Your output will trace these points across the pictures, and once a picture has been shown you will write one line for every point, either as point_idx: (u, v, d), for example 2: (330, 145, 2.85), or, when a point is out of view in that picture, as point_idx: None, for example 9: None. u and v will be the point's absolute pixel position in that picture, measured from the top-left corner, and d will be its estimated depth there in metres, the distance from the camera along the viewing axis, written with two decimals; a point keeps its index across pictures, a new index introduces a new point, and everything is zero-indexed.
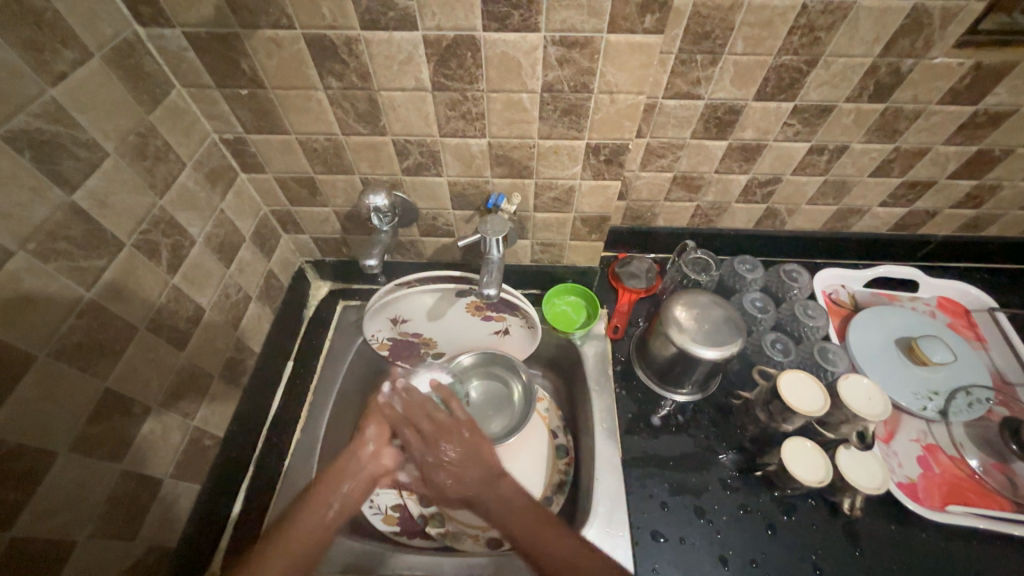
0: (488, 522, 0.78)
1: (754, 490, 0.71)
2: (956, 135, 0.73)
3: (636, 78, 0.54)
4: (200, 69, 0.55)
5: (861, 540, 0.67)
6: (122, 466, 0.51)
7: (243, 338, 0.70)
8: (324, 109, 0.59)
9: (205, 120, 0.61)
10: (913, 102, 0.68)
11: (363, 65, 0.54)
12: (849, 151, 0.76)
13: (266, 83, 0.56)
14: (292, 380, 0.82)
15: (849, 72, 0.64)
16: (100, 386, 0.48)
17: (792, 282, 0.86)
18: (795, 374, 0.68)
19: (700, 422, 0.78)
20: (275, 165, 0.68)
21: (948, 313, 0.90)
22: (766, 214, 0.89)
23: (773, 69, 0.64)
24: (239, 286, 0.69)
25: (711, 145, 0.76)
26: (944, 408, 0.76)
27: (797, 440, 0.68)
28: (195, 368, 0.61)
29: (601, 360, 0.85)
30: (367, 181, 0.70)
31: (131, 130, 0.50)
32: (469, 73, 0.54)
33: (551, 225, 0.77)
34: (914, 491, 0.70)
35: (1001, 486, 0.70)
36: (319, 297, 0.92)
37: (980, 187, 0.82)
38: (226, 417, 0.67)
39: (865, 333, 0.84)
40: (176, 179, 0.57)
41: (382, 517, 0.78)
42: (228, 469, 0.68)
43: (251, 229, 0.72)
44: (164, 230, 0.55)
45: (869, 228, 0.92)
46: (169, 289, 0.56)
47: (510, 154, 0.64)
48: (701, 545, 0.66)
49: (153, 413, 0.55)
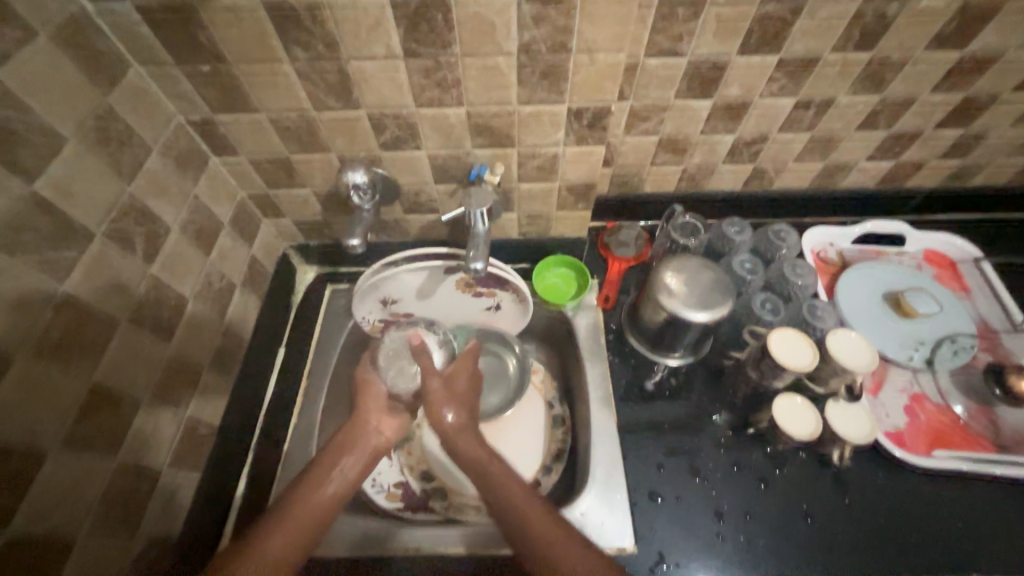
0: (490, 493, 0.80)
1: (747, 447, 0.73)
2: (943, 83, 0.71)
3: (615, 35, 0.52)
4: (156, 45, 0.52)
5: (850, 488, 0.69)
6: (117, 459, 0.50)
7: (230, 326, 0.70)
8: (293, 84, 0.57)
9: (168, 102, 0.58)
10: (899, 50, 0.66)
11: (330, 34, 0.51)
12: (835, 105, 0.75)
13: (228, 58, 0.53)
14: (284, 367, 0.81)
15: (834, 20, 0.62)
16: (85, 381, 0.47)
17: (781, 242, 0.86)
18: (785, 332, 0.68)
19: (693, 385, 0.79)
20: (248, 147, 0.65)
21: (934, 266, 0.91)
22: (754, 174, 0.88)
23: (756, 20, 0.62)
24: (222, 274, 0.68)
25: (696, 105, 0.74)
26: (930, 357, 0.78)
27: (787, 396, 0.69)
28: (184, 359, 0.60)
29: (593, 329, 0.86)
30: (345, 159, 0.68)
31: (89, 114, 0.48)
32: (442, 37, 0.52)
33: (537, 196, 0.76)
34: (901, 439, 0.72)
35: (984, 429, 0.72)
36: (306, 282, 0.90)
37: (967, 136, 0.81)
38: (220, 406, 0.67)
39: (853, 289, 0.84)
40: (143, 165, 0.55)
41: (384, 494, 0.80)
42: (227, 456, 0.68)
43: (229, 215, 0.70)
44: (136, 219, 0.53)
45: (856, 184, 0.92)
46: (147, 279, 0.55)
47: (490, 123, 0.62)
48: (697, 502, 0.68)
49: (144, 405, 0.54)
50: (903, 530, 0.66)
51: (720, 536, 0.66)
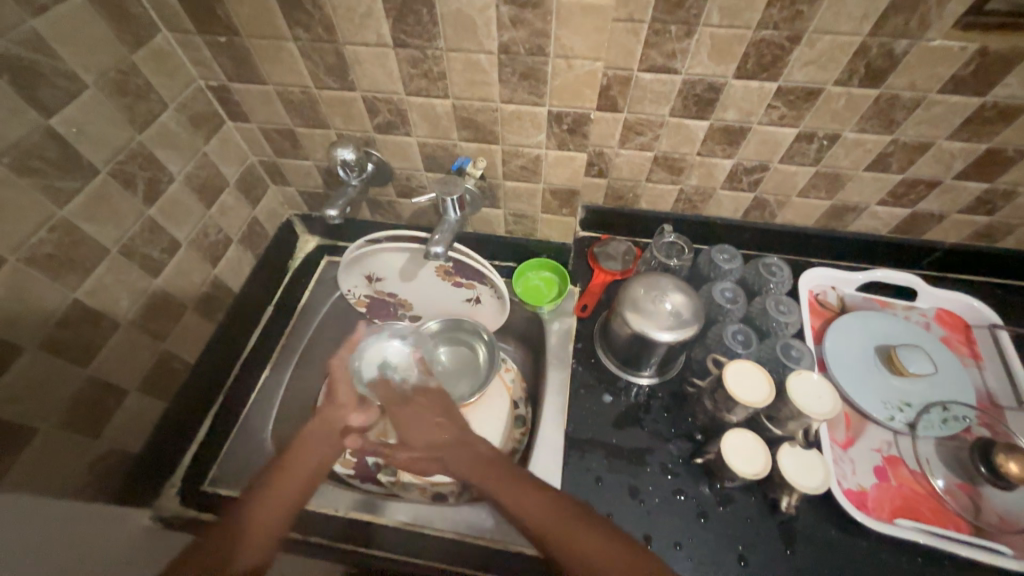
0: (436, 478, 0.82)
1: (694, 478, 0.70)
2: (961, 130, 0.67)
3: (591, 43, 0.53)
4: (181, 13, 0.59)
5: (795, 541, 0.65)
6: (87, 371, 0.57)
7: (220, 277, 0.76)
8: (296, 61, 0.62)
9: (192, 67, 0.65)
10: (910, 89, 0.63)
11: (327, 18, 0.56)
12: (841, 140, 0.72)
13: (241, 32, 0.59)
14: (269, 323, 0.87)
15: (836, 52, 0.60)
16: (68, 296, 0.53)
17: (770, 276, 0.82)
18: (742, 364, 0.66)
19: (653, 406, 0.78)
20: (258, 116, 0.72)
21: (945, 327, 0.84)
22: (754, 203, 0.86)
23: (752, 44, 0.61)
24: (220, 227, 0.74)
25: (691, 125, 0.74)
26: (913, 421, 0.72)
27: (738, 430, 0.67)
28: (169, 296, 0.66)
29: (563, 337, 0.87)
30: (342, 137, 0.72)
31: (113, 67, 0.55)
32: (427, 29, 0.55)
33: (521, 195, 0.77)
34: (863, 500, 0.68)
35: (963, 507, 0.66)
36: (305, 251, 0.96)
37: (992, 192, 0.75)
38: (197, 347, 0.73)
39: (843, 337, 0.80)
40: (157, 118, 0.61)
41: (339, 459, 0.84)
42: (196, 393, 0.74)
43: (236, 176, 0.76)
44: (142, 164, 0.60)
45: (868, 228, 0.87)
46: (145, 219, 0.61)
47: (474, 117, 0.65)
48: (628, 522, 0.67)
49: (122, 329, 0.60)
50: None
51: None
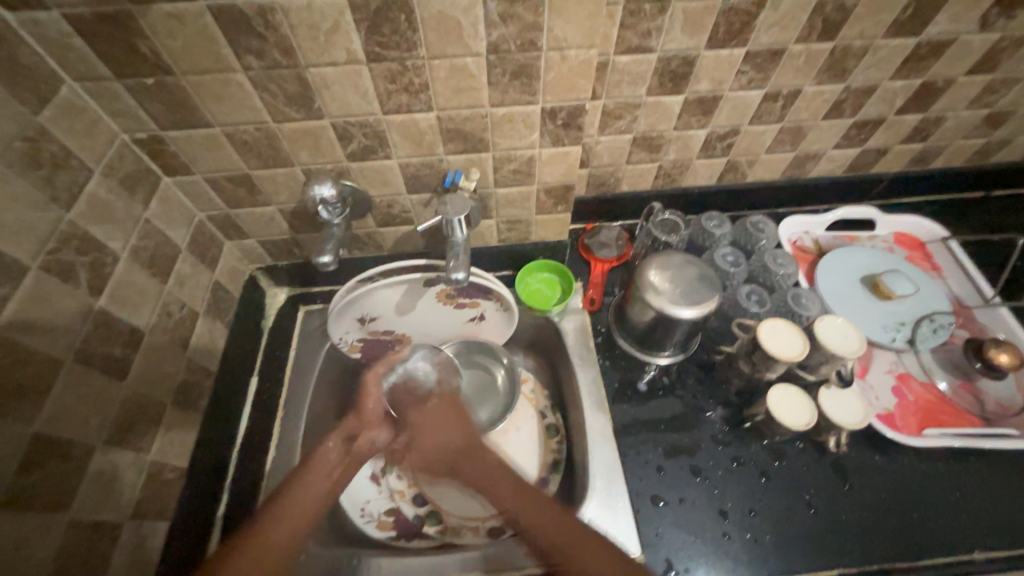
0: (485, 512, 0.76)
1: (744, 441, 0.72)
2: (901, 69, 0.73)
3: (586, 30, 0.51)
4: (92, 57, 0.48)
5: (849, 474, 0.69)
6: (70, 515, 0.45)
7: (195, 358, 0.64)
8: (247, 94, 0.53)
9: (110, 119, 0.54)
10: (859, 38, 0.68)
11: (285, 39, 0.48)
12: (802, 95, 0.76)
13: (175, 69, 0.50)
14: (258, 396, 0.76)
15: (797, 11, 0.63)
16: (25, 433, 0.42)
17: (760, 233, 0.86)
18: (773, 322, 0.68)
19: (686, 382, 0.78)
20: (203, 165, 0.61)
21: (906, 248, 0.93)
22: (727, 167, 0.89)
23: (722, 13, 0.62)
24: (182, 302, 0.63)
25: (667, 101, 0.74)
26: (912, 337, 0.79)
27: (781, 386, 0.69)
28: (143, 397, 0.55)
29: (580, 333, 0.84)
30: (310, 173, 0.64)
31: (16, 134, 0.44)
32: (406, 38, 0.49)
33: (514, 200, 0.73)
34: (892, 421, 0.73)
35: (969, 404, 0.74)
36: (276, 305, 0.85)
37: (926, 120, 0.84)
38: (187, 446, 0.61)
39: (832, 275, 0.85)
40: (84, 188, 0.50)
41: (375, 524, 0.75)
42: (198, 500, 0.62)
43: (187, 238, 0.65)
44: (78, 247, 0.48)
45: (826, 171, 0.93)
46: (96, 313, 0.50)
47: (462, 127, 0.60)
48: (701, 503, 0.66)
49: (100, 452, 0.49)
50: (904, 512, 0.66)
51: (727, 536, 0.64)
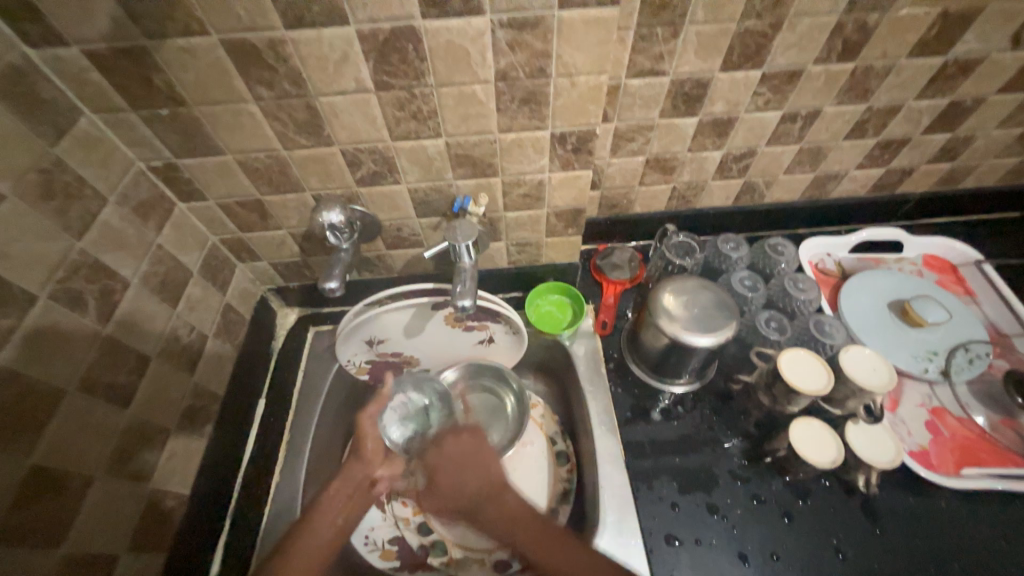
0: (492, 544, 0.74)
1: (765, 477, 0.68)
2: (927, 89, 0.71)
3: (596, 57, 0.50)
4: (108, 90, 0.49)
5: (880, 517, 0.65)
6: (63, 550, 0.44)
7: (202, 382, 0.64)
8: (258, 123, 0.54)
9: (127, 148, 0.55)
10: (882, 58, 0.65)
11: (294, 70, 0.48)
12: (822, 115, 0.73)
13: (187, 100, 0.50)
14: (264, 420, 0.75)
15: (815, 32, 0.61)
16: (22, 466, 0.42)
17: (779, 256, 0.83)
18: (795, 352, 0.65)
19: (702, 412, 0.75)
20: (216, 190, 0.62)
21: (936, 271, 0.88)
22: (745, 188, 0.86)
23: (737, 36, 0.61)
24: (191, 326, 0.63)
25: (681, 123, 0.72)
26: (945, 368, 0.74)
27: (804, 420, 0.65)
28: (148, 424, 0.55)
29: (592, 358, 0.81)
30: (320, 198, 0.64)
31: (31, 167, 0.44)
32: (415, 68, 0.49)
33: (525, 223, 0.72)
34: (927, 459, 0.68)
35: (1013, 442, 0.68)
36: (286, 326, 0.85)
37: (955, 140, 0.80)
38: (191, 473, 0.61)
39: (857, 300, 0.81)
40: (96, 217, 0.51)
41: (379, 553, 0.73)
42: (199, 528, 0.61)
43: (198, 262, 0.66)
44: (88, 275, 0.49)
45: (848, 192, 0.90)
46: (102, 341, 0.50)
47: (471, 152, 0.60)
48: (719, 544, 0.63)
49: (98, 482, 0.48)
50: (942, 561, 0.62)
51: None
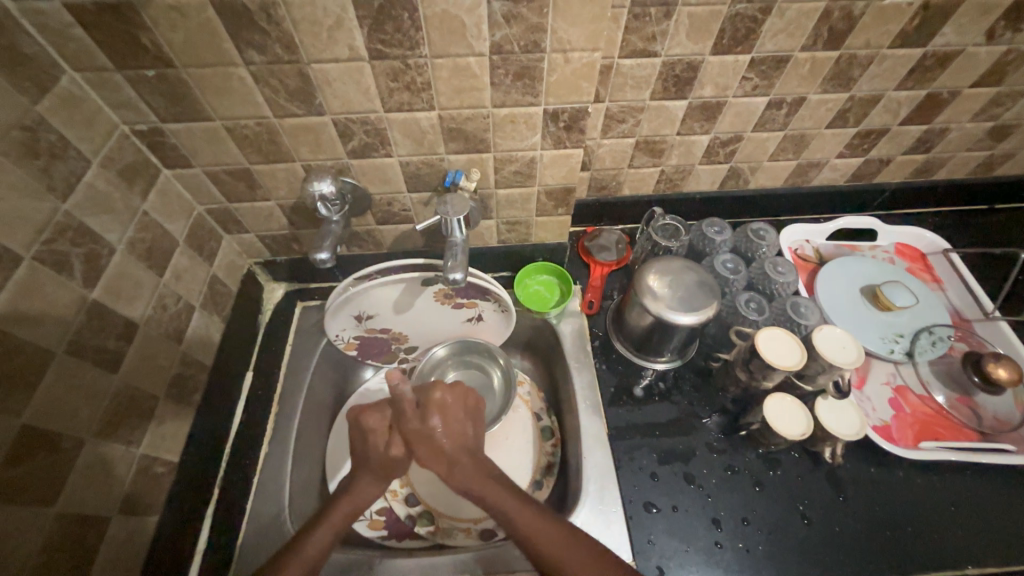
0: (479, 514, 0.76)
1: (739, 449, 0.72)
2: (907, 79, 0.73)
3: (590, 33, 0.50)
4: (92, 47, 0.47)
5: (844, 486, 0.69)
6: (55, 510, 0.45)
7: (190, 352, 0.64)
8: (249, 88, 0.53)
9: (110, 110, 0.53)
10: (865, 48, 0.67)
11: (287, 34, 0.48)
12: (806, 103, 0.75)
13: (175, 61, 0.49)
14: (252, 392, 0.75)
15: (804, 19, 0.62)
16: (13, 425, 0.41)
17: (760, 240, 0.85)
18: (771, 331, 0.68)
19: (682, 388, 0.78)
20: (203, 158, 0.61)
21: (907, 259, 0.93)
22: (730, 173, 0.88)
23: (728, 19, 0.62)
24: (178, 295, 0.63)
25: (670, 106, 0.73)
26: (910, 349, 0.78)
27: (777, 395, 0.68)
28: (136, 391, 0.55)
29: (578, 336, 0.83)
30: (311, 169, 0.64)
31: (13, 123, 0.43)
32: (409, 37, 0.49)
33: (515, 201, 0.73)
34: (889, 433, 0.73)
35: (966, 418, 0.73)
36: (274, 300, 0.85)
37: (930, 132, 0.83)
38: (180, 441, 0.61)
39: (832, 285, 0.85)
40: (81, 179, 0.50)
41: (367, 522, 0.75)
42: (188, 495, 0.62)
43: (185, 231, 0.65)
44: (74, 238, 0.48)
45: (828, 181, 0.93)
46: (89, 305, 0.49)
47: (464, 126, 0.60)
48: (694, 510, 0.66)
49: (88, 445, 0.48)
50: (898, 525, 0.66)
51: (719, 545, 0.64)
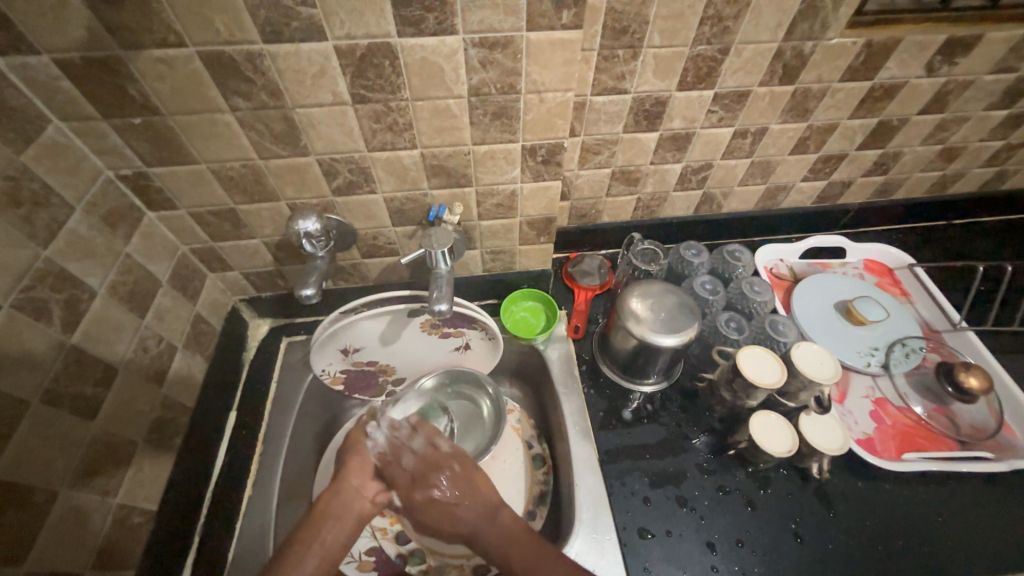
0: (473, 547, 0.74)
1: (729, 469, 0.72)
2: (859, 109, 0.78)
3: (562, 75, 0.54)
4: (79, 98, 0.49)
5: (833, 502, 0.69)
6: (25, 569, 0.43)
7: (171, 395, 0.63)
8: (234, 132, 0.54)
9: (95, 157, 0.54)
10: (818, 82, 0.73)
11: (272, 82, 0.50)
12: (769, 132, 0.80)
13: (161, 109, 0.51)
14: (236, 432, 0.74)
15: (759, 57, 0.67)
16: None
17: (736, 261, 0.89)
18: (751, 350, 0.70)
19: (670, 409, 0.78)
20: (188, 200, 0.61)
21: (875, 274, 0.97)
22: (704, 199, 0.92)
23: (691, 59, 0.66)
24: (160, 337, 0.62)
25: (643, 138, 0.77)
26: (885, 361, 0.81)
27: (762, 413, 0.69)
28: (114, 437, 0.53)
29: (565, 362, 0.84)
30: (296, 207, 0.65)
31: None
32: (390, 82, 0.52)
33: (498, 232, 0.75)
34: (872, 446, 0.74)
35: (944, 427, 0.75)
36: (258, 337, 0.84)
37: (885, 155, 0.89)
38: (159, 488, 0.59)
39: (807, 301, 0.88)
40: (63, 225, 0.50)
41: (356, 564, 0.72)
42: (167, 545, 0.60)
43: (168, 272, 0.65)
44: (54, 284, 0.48)
45: (796, 203, 0.98)
46: (67, 351, 0.49)
47: (446, 163, 0.62)
48: (688, 534, 0.66)
49: (62, 497, 0.47)
50: (888, 539, 0.67)
51: (715, 569, 0.63)
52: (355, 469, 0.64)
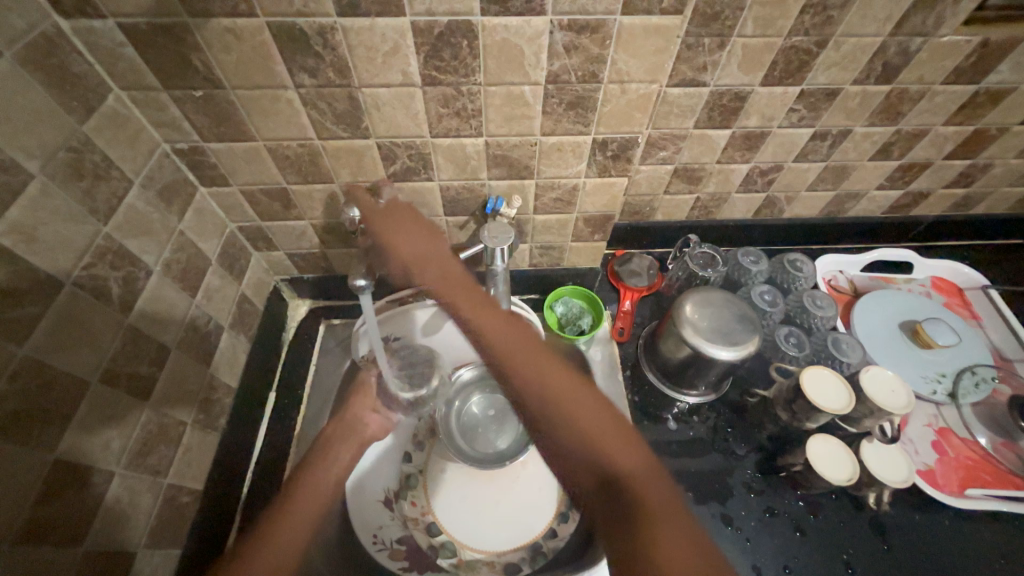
0: (502, 544, 0.70)
1: (779, 491, 0.69)
2: (955, 115, 0.71)
3: (650, 66, 0.49)
4: (142, 67, 0.46)
5: (888, 533, 0.66)
6: (83, 548, 0.43)
7: (218, 375, 0.62)
8: (296, 111, 0.51)
9: (152, 128, 0.52)
10: (918, 82, 0.66)
11: (341, 59, 0.47)
12: (851, 135, 0.74)
13: (224, 82, 0.48)
14: (275, 413, 0.73)
15: (859, 52, 0.61)
16: (45, 460, 0.39)
17: (798, 272, 0.84)
18: (817, 372, 0.66)
19: (717, 424, 0.75)
20: (241, 177, 0.59)
21: (944, 293, 0.90)
22: (766, 202, 0.87)
23: (783, 51, 0.60)
24: (209, 316, 0.61)
25: (714, 134, 0.72)
26: (952, 390, 0.76)
27: (820, 437, 0.66)
28: (166, 417, 0.53)
29: (607, 364, 0.81)
30: (349, 191, 0.62)
31: (61, 144, 0.42)
32: (466, 64, 0.48)
33: (552, 227, 0.71)
34: (933, 478, 0.70)
35: (1015, 465, 0.70)
36: (298, 318, 0.83)
37: (973, 166, 0.82)
38: (204, 468, 0.59)
39: (869, 319, 0.83)
40: (122, 200, 0.48)
41: (388, 553, 0.69)
42: (211, 522, 0.60)
43: (217, 250, 0.63)
44: (113, 262, 0.47)
45: (864, 212, 0.91)
46: (124, 330, 0.48)
47: (510, 153, 0.58)
48: (733, 556, 0.64)
49: (118, 477, 0.47)
50: None
51: None
52: (358, 406, 0.70)
